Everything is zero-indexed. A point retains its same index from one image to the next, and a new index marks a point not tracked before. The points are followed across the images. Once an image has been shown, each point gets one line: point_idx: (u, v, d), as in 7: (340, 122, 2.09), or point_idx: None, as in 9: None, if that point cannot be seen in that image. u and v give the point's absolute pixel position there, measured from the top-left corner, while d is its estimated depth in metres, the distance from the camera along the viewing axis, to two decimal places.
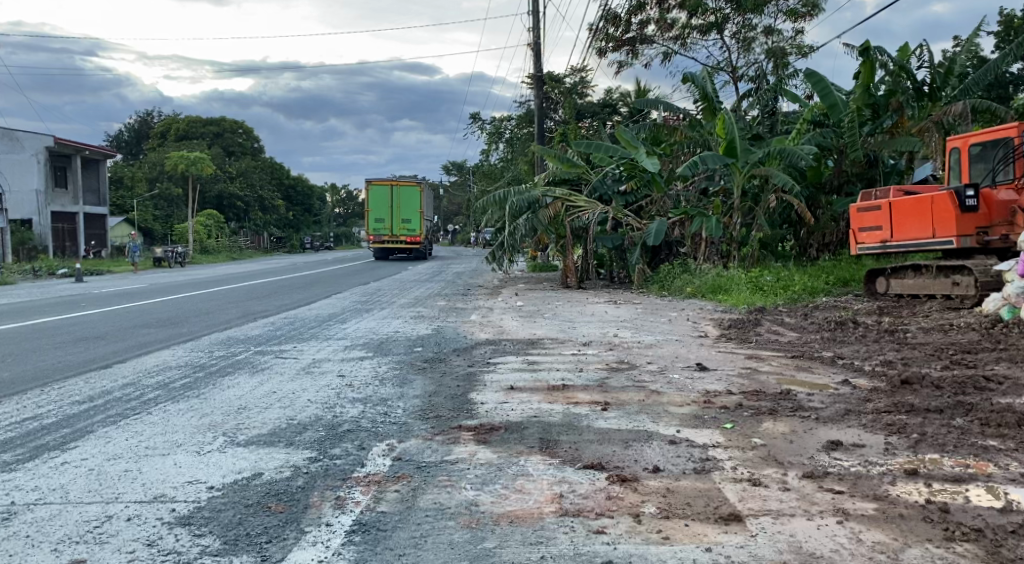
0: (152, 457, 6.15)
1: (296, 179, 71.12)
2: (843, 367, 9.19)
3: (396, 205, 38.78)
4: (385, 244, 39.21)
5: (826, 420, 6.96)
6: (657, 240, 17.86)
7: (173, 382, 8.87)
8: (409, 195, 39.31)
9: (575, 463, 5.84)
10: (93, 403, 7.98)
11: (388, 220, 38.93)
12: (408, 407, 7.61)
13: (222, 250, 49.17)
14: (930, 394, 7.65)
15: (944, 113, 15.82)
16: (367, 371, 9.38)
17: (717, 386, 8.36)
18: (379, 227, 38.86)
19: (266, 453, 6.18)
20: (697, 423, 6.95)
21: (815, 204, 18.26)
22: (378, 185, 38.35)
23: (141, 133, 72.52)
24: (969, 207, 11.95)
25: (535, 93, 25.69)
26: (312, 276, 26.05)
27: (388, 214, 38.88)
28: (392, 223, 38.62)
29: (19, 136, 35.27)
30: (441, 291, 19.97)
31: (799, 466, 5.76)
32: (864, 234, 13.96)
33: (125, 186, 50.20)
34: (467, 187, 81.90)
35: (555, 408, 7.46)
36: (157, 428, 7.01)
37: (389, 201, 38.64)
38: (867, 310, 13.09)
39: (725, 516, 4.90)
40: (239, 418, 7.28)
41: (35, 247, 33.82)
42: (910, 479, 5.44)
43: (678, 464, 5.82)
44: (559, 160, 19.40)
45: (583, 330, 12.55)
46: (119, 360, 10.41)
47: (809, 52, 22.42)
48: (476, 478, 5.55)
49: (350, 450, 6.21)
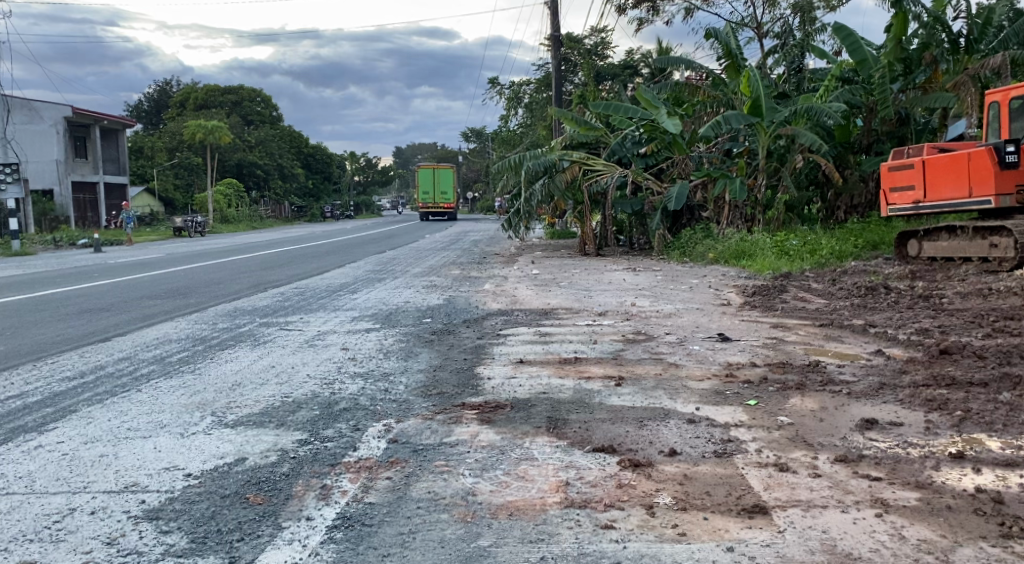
0: (133, 441, 5.66)
1: (315, 147, 70.85)
2: (876, 336, 8.65)
3: (436, 182, 47.56)
4: (428, 210, 47.61)
5: (859, 395, 6.45)
6: (679, 204, 17.22)
7: (170, 357, 8.47)
8: (446, 173, 48.46)
9: (584, 446, 5.37)
10: (83, 379, 7.57)
11: (430, 192, 47.87)
12: (411, 383, 7.16)
13: (242, 219, 48.83)
14: (972, 365, 7.12)
15: (981, 67, 15.07)
16: (373, 344, 8.93)
17: (739, 357, 7.90)
18: (424, 198, 47.64)
19: (254, 435, 5.72)
20: (718, 399, 6.45)
21: (843, 164, 17.59)
22: (422, 167, 48.01)
23: (161, 103, 72.40)
24: (1008, 164, 11.33)
25: (555, 54, 24.98)
26: (330, 245, 25.57)
27: (432, 188, 47.72)
28: (436, 193, 47.12)
29: (38, 106, 34.83)
30: (455, 259, 19.44)
31: (830, 449, 5.27)
32: (896, 194, 13.34)
33: (145, 156, 49.85)
34: (487, 154, 81.51)
35: (566, 383, 7.00)
36: (144, 407, 6.54)
37: (431, 178, 47.58)
38: (899, 274, 12.48)
39: (749, 508, 4.41)
40: (232, 396, 6.84)
41: (57, 218, 33.63)
42: (956, 463, 4.92)
43: (698, 447, 5.33)
44: (576, 123, 18.79)
45: (600, 298, 12.07)
46: (119, 333, 10.04)
47: (837, 5, 21.57)
48: (476, 463, 5.08)
49: (344, 431, 5.76)
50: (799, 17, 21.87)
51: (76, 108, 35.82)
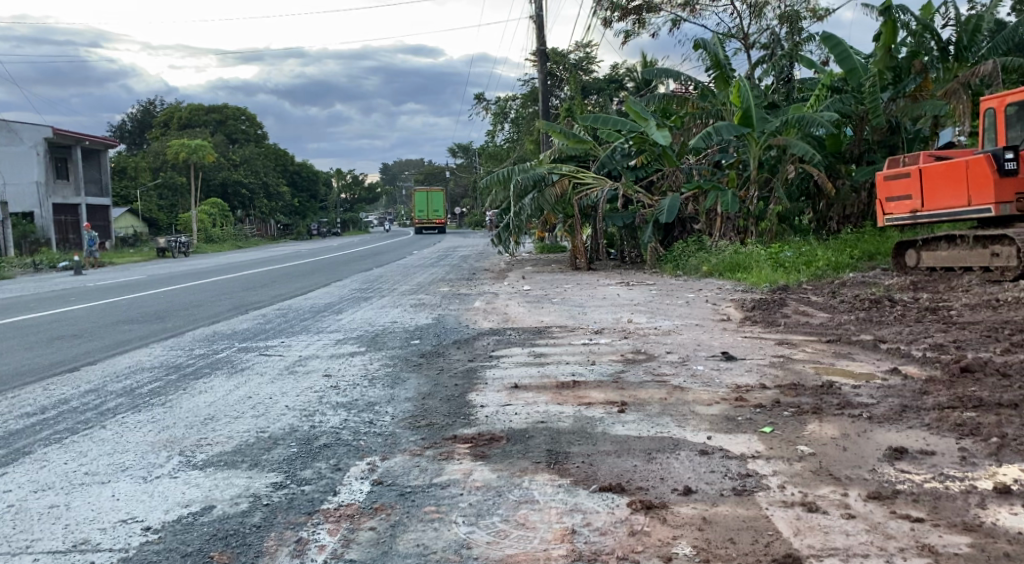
0: (88, 486, 5.07)
1: (301, 165, 70.33)
2: (888, 353, 8.17)
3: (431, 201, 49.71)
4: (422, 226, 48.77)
5: (881, 420, 5.95)
6: (671, 217, 16.73)
7: (140, 388, 7.90)
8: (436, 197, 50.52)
9: (589, 485, 4.86)
10: (43, 416, 6.99)
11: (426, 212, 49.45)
12: (398, 414, 6.62)
13: (227, 239, 48.12)
14: (996, 384, 6.65)
15: (972, 75, 14.52)
16: (357, 370, 8.39)
17: (748, 378, 7.40)
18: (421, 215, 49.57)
19: (224, 478, 5.17)
20: (731, 427, 5.95)
21: (834, 173, 17.22)
22: (414, 188, 48.70)
23: (144, 123, 71.63)
24: (1008, 171, 10.93)
25: (540, 66, 24.51)
26: (318, 263, 24.91)
27: (428, 207, 49.89)
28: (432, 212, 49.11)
29: (17, 128, 34.18)
30: (445, 276, 18.87)
31: (860, 483, 4.79)
32: (892, 204, 12.88)
33: (129, 177, 49.15)
34: (475, 170, 81.17)
35: (565, 411, 6.49)
36: (105, 446, 5.96)
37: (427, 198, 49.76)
38: (900, 285, 12.05)
39: (779, 559, 4.04)
40: (203, 432, 6.28)
41: (37, 241, 32.84)
42: (1003, 500, 4.49)
43: (714, 483, 4.83)
44: (564, 136, 18.37)
45: (594, 315, 11.57)
46: (88, 362, 9.47)
47: (825, 15, 21.27)
48: (470, 508, 4.58)
49: (324, 472, 5.22)
50: (786, 27, 21.45)
51: (58, 129, 35.24)
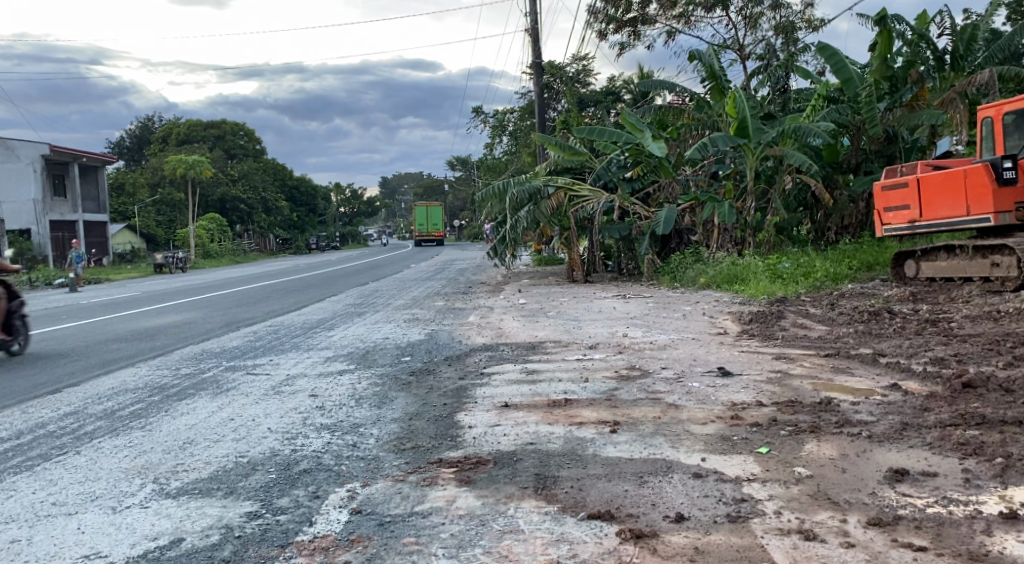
0: (54, 518, 4.88)
1: (300, 180, 70.22)
2: (888, 368, 7.96)
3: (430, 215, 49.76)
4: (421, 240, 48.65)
5: (882, 439, 5.74)
6: (667, 228, 16.52)
7: (121, 411, 7.68)
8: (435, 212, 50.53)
9: (577, 511, 4.66)
10: (17, 441, 6.77)
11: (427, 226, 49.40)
12: (382, 436, 6.40)
13: (225, 254, 47.90)
14: (999, 400, 6.44)
15: (968, 84, 14.40)
16: (344, 389, 8.17)
17: (744, 395, 7.18)
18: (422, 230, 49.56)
19: (197, 507, 4.97)
20: (726, 447, 5.74)
21: (832, 183, 17.03)
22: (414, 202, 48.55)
23: (142, 140, 71.51)
24: (1006, 180, 10.72)
25: (536, 79, 24.40)
26: (314, 277, 24.70)
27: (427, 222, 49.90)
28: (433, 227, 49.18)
29: (13, 145, 33.99)
30: (440, 290, 18.66)
31: (860, 508, 4.59)
32: (890, 214, 12.70)
33: (127, 193, 48.99)
34: (474, 183, 81.01)
35: (555, 432, 6.28)
36: (78, 474, 5.75)
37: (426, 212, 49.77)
38: (899, 296, 11.86)
39: None
40: (180, 457, 6.07)
41: (33, 258, 32.63)
42: (1010, 526, 4.30)
43: (708, 509, 4.62)
44: (561, 148, 18.11)
45: (590, 330, 11.35)
46: (72, 383, 9.25)
47: (821, 25, 21.15)
48: (452, 539, 4.40)
49: (301, 500, 5.01)
50: (782, 38, 21.32)
51: (55, 146, 35.11)
